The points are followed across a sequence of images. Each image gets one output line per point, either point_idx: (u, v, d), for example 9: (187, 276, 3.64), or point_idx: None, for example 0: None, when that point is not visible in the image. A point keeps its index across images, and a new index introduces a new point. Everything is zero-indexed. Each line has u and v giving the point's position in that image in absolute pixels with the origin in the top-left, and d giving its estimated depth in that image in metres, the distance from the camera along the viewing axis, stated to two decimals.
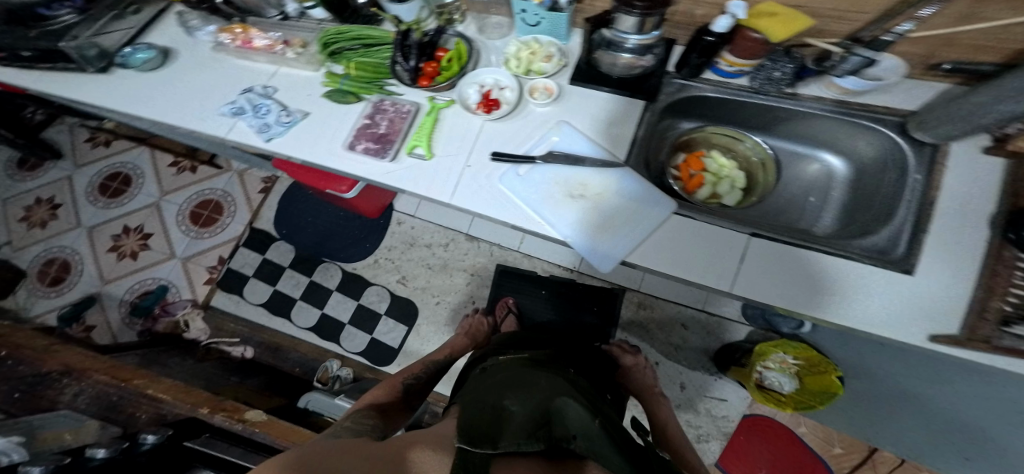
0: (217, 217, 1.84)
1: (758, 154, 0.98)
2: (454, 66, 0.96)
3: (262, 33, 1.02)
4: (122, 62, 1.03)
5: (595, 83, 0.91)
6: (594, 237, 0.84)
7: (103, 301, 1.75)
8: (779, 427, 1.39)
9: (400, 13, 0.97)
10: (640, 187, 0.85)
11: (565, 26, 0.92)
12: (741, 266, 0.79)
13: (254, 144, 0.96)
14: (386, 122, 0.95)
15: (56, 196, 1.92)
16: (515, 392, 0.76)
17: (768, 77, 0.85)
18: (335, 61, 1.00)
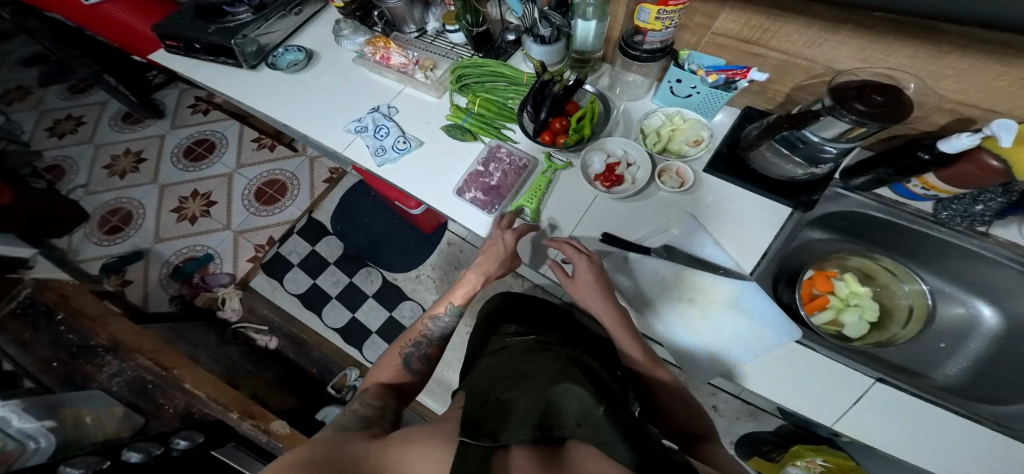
0: (279, 198, 1.82)
1: (903, 299, 0.82)
2: (584, 127, 0.88)
3: (400, 50, 1.07)
4: (273, 62, 1.17)
5: (740, 177, 0.82)
6: (693, 347, 0.72)
7: (149, 259, 1.74)
8: None
9: (540, 55, 0.92)
10: (767, 308, 0.71)
11: (720, 106, 0.84)
12: (852, 407, 0.67)
13: (369, 165, 0.99)
14: (499, 173, 0.91)
15: (144, 151, 1.98)
16: (523, 370, 0.63)
17: (963, 211, 0.72)
18: (461, 92, 1.00)
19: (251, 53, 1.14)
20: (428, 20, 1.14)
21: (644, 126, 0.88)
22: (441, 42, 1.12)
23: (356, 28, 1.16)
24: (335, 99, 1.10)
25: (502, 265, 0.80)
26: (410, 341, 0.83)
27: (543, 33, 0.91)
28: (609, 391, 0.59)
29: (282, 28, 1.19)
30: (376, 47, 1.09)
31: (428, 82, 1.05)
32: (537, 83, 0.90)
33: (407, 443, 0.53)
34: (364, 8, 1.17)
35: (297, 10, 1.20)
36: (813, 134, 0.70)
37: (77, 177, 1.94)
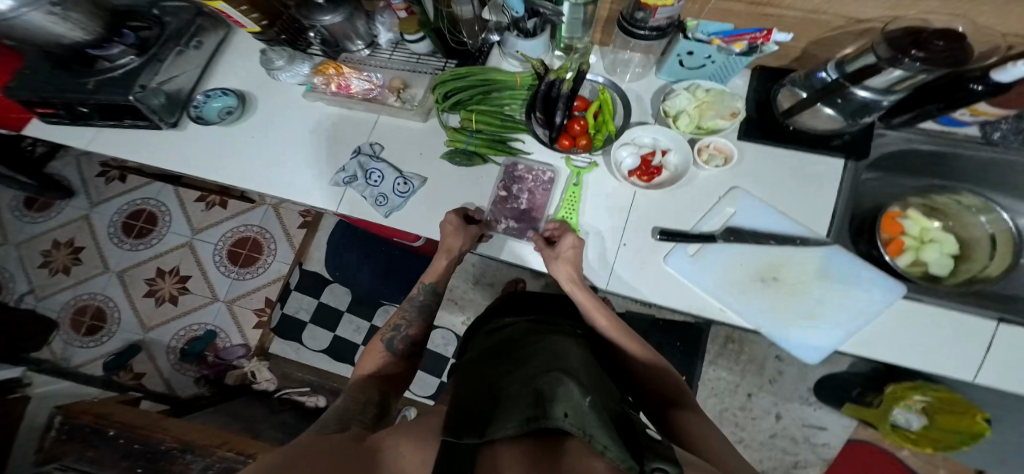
0: (257, 256, 1.67)
1: (984, 229, 0.84)
2: (604, 122, 0.84)
3: (359, 74, 0.91)
4: (197, 114, 0.94)
5: (777, 140, 0.81)
6: (797, 327, 0.76)
7: (151, 348, 1.61)
8: (891, 460, 1.38)
9: (527, 49, 0.82)
10: (851, 268, 0.75)
11: (737, 68, 0.77)
12: (987, 353, 0.72)
13: (372, 217, 0.86)
14: (526, 193, 0.85)
15: (77, 238, 1.70)
16: (514, 365, 0.60)
17: (1013, 130, 0.77)
18: (453, 110, 0.87)
19: (162, 108, 0.89)
20: (377, 32, 0.93)
21: (667, 108, 0.82)
22: (402, 54, 0.95)
23: (292, 56, 0.88)
24: (303, 143, 0.92)
25: (459, 243, 0.79)
26: (392, 326, 0.83)
27: (528, 26, 0.78)
28: (603, 384, 0.59)
29: (187, 68, 0.93)
30: (327, 76, 0.91)
31: (410, 106, 0.89)
32: (543, 86, 0.80)
33: (399, 444, 0.52)
34: (291, 29, 0.94)
35: (198, 42, 0.93)
36: (868, 88, 0.67)
37: (15, 286, 1.66)
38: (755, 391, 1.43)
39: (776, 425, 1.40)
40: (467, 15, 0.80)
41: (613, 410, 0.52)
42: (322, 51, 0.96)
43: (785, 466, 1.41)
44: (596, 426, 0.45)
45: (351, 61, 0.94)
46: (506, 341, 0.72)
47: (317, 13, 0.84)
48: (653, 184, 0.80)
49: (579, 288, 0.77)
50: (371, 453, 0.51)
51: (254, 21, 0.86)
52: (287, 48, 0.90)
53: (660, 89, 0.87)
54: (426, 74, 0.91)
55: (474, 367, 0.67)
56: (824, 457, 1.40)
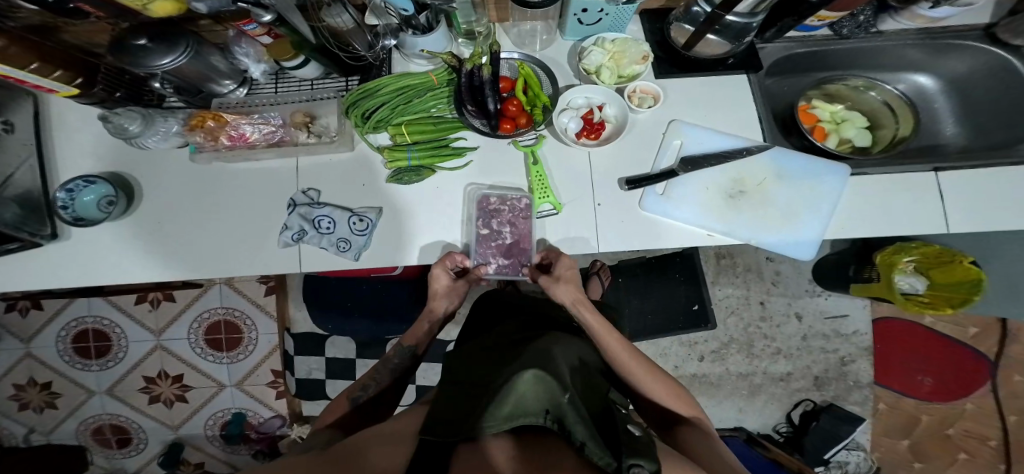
0: (239, 335, 1.62)
1: (876, 99, 1.04)
2: (536, 95, 0.84)
3: (246, 119, 0.84)
4: (71, 213, 0.82)
5: (686, 71, 0.85)
6: (776, 230, 0.81)
7: (192, 442, 1.65)
8: (920, 332, 1.48)
9: (428, 45, 0.79)
10: (804, 163, 0.82)
11: (629, 16, 0.81)
12: (943, 203, 0.80)
13: (344, 264, 0.83)
14: (506, 226, 0.82)
15: (37, 375, 1.61)
16: (490, 363, 0.67)
17: (857, 24, 0.90)
18: (378, 130, 0.84)
19: (21, 218, 0.80)
20: (244, 65, 0.85)
21: (587, 67, 0.81)
22: (287, 84, 0.89)
23: (146, 117, 0.80)
24: (221, 213, 0.85)
25: (451, 296, 0.85)
26: (360, 384, 0.80)
27: (421, 21, 0.75)
28: (582, 379, 0.66)
29: (15, 162, 0.84)
30: (207, 130, 0.82)
31: (329, 138, 0.84)
32: (463, 78, 0.79)
33: (382, 446, 0.56)
34: (123, 82, 0.83)
35: (4, 124, 0.83)
36: (736, 16, 0.73)
37: (12, 431, 1.63)
38: (766, 297, 1.49)
39: (803, 327, 1.47)
40: (348, 25, 0.73)
41: (591, 408, 0.62)
42: (183, 101, 0.86)
43: (835, 364, 1.47)
44: (577, 423, 0.54)
45: (227, 107, 0.87)
46: (480, 346, 0.75)
47: (148, 59, 0.68)
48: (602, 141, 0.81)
49: (587, 309, 0.77)
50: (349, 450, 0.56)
51: (63, 82, 0.74)
52: (137, 107, 0.82)
53: (571, 50, 0.87)
54: (329, 98, 0.87)
55: (456, 361, 0.73)
56: (863, 346, 1.46)
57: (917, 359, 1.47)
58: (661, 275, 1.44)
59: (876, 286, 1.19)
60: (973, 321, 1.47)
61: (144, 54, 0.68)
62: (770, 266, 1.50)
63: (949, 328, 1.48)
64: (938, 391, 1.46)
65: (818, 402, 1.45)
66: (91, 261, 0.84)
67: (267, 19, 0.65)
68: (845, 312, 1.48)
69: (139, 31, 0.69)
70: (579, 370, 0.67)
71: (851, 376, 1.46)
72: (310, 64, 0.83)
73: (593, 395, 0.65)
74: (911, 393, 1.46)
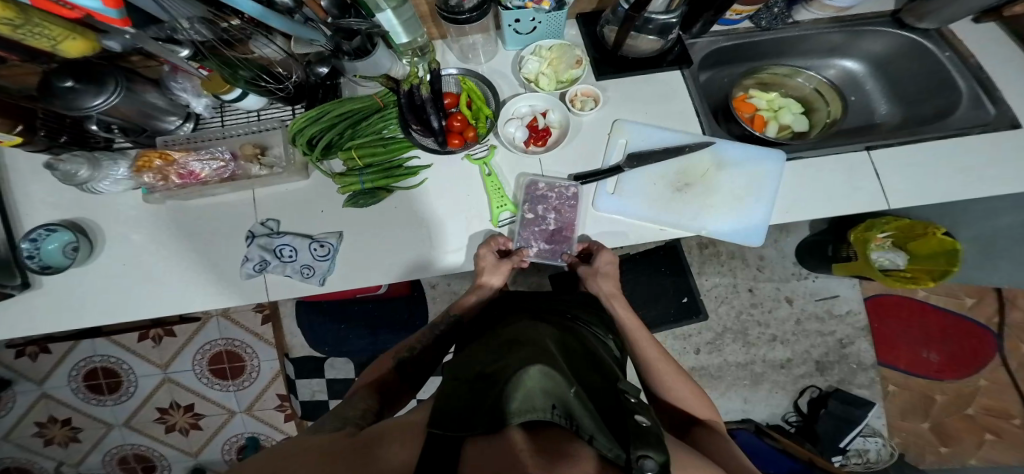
0: (242, 364, 1.65)
1: (806, 86, 1.06)
2: (479, 109, 0.85)
3: (193, 155, 0.86)
4: (35, 264, 0.84)
5: (621, 71, 0.85)
6: (721, 218, 0.81)
7: (213, 467, 1.70)
8: (913, 304, 1.46)
9: (365, 70, 0.77)
10: (743, 150, 0.82)
11: (563, 22, 0.82)
12: (881, 179, 0.80)
13: (311, 290, 0.85)
14: (552, 213, 0.83)
15: (60, 413, 1.67)
16: (487, 359, 0.57)
17: (772, 15, 0.92)
18: (329, 155, 0.85)
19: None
20: (184, 100, 0.88)
21: (526, 75, 0.85)
22: (233, 116, 0.91)
23: (93, 161, 0.82)
24: (197, 247, 0.87)
25: (498, 279, 0.81)
26: (407, 346, 0.80)
27: (352, 48, 0.69)
28: (587, 365, 0.59)
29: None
30: (156, 170, 0.85)
31: (279, 169, 0.85)
32: (403, 98, 0.80)
33: (388, 440, 0.48)
34: (65, 127, 0.83)
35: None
36: (652, 14, 0.75)
37: (43, 466, 1.70)
38: (754, 284, 1.48)
39: (794, 310, 1.45)
40: (278, 55, 0.79)
41: (601, 394, 0.52)
42: (131, 143, 0.87)
43: (834, 347, 1.44)
44: (585, 416, 0.44)
45: (174, 143, 0.88)
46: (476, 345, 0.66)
47: (81, 101, 0.70)
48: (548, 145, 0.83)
49: (620, 302, 0.81)
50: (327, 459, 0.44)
51: (6, 132, 0.74)
52: (83, 152, 0.83)
53: (514, 60, 0.89)
54: (275, 128, 0.89)
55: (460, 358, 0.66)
56: (859, 326, 1.44)
57: (915, 332, 1.45)
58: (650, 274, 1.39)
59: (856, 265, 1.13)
60: (969, 291, 1.44)
61: (73, 96, 0.69)
62: (754, 251, 1.48)
63: (945, 300, 1.45)
64: (947, 367, 1.44)
65: (823, 387, 1.42)
66: (69, 303, 0.86)
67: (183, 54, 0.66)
68: (835, 291, 1.46)
69: (62, 74, 0.70)
70: (588, 369, 0.58)
71: (852, 358, 1.43)
72: (250, 96, 0.81)
73: (606, 379, 0.57)
74: (916, 370, 1.44)
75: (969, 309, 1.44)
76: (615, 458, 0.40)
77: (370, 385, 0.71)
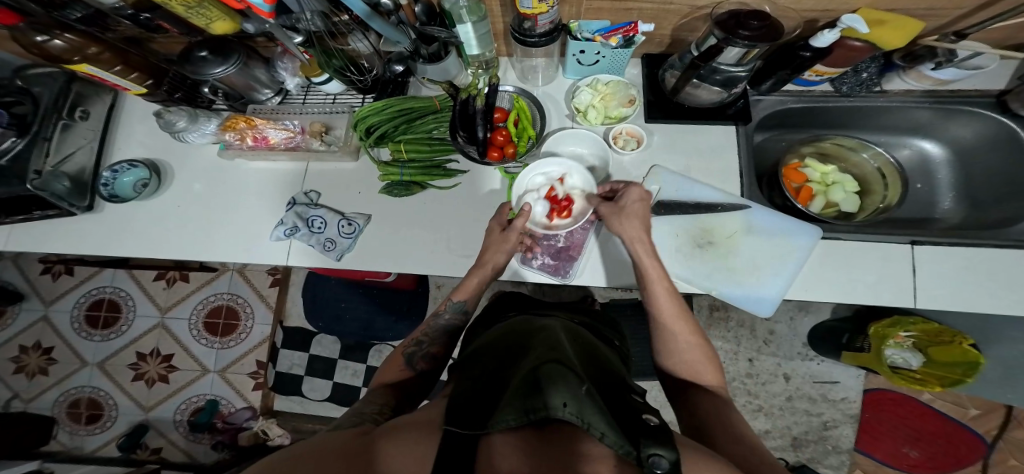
0: (236, 323, 1.70)
1: (870, 163, 1.02)
2: (524, 129, 0.91)
3: (272, 123, 0.89)
4: (108, 192, 0.90)
5: (670, 117, 0.90)
6: (748, 281, 0.82)
7: (158, 425, 1.65)
8: (910, 402, 1.46)
9: (430, 72, 0.86)
10: (777, 219, 0.84)
11: (624, 60, 0.87)
12: (916, 275, 0.80)
13: (326, 262, 0.88)
14: (563, 230, 0.87)
15: (44, 340, 1.71)
16: (509, 359, 0.62)
17: (858, 80, 0.91)
18: (380, 144, 0.90)
19: (69, 192, 0.86)
20: (283, 78, 0.92)
21: (576, 104, 0.89)
22: (315, 97, 0.95)
23: (192, 115, 0.88)
24: (236, 210, 0.91)
25: (506, 252, 0.79)
26: (414, 342, 0.78)
27: (431, 51, 0.81)
28: (600, 368, 0.62)
29: (80, 143, 0.89)
30: (239, 131, 0.89)
31: (334, 148, 0.90)
32: (457, 106, 0.85)
33: (400, 433, 0.51)
34: (184, 86, 0.91)
35: (82, 112, 0.90)
36: (721, 64, 0.78)
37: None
38: (755, 355, 1.52)
39: (786, 387, 1.49)
40: (366, 50, 0.89)
41: (612, 396, 0.54)
42: (228, 105, 0.94)
43: (816, 427, 1.48)
44: (595, 415, 0.46)
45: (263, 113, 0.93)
46: (499, 340, 0.70)
47: (205, 68, 0.79)
48: (576, 216, 0.82)
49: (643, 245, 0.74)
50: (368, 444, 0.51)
51: (136, 83, 0.85)
52: (186, 107, 0.90)
53: (568, 88, 0.95)
54: (345, 113, 0.93)
55: (474, 356, 0.69)
56: (846, 412, 1.47)
57: (903, 425, 1.45)
58: None
59: (869, 356, 1.22)
60: (975, 401, 1.43)
61: (202, 64, 0.78)
62: (765, 325, 1.54)
63: (949, 406, 1.44)
64: (921, 465, 1.43)
65: (790, 461, 1.47)
66: (106, 239, 0.91)
67: (297, 40, 0.78)
68: (835, 378, 1.49)
69: (201, 45, 0.80)
70: (602, 372, 0.61)
71: (830, 441, 1.47)
72: (335, 82, 0.90)
73: (619, 384, 0.59)
74: (891, 462, 1.44)
75: (973, 420, 1.42)
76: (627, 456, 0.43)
77: (386, 388, 0.69)
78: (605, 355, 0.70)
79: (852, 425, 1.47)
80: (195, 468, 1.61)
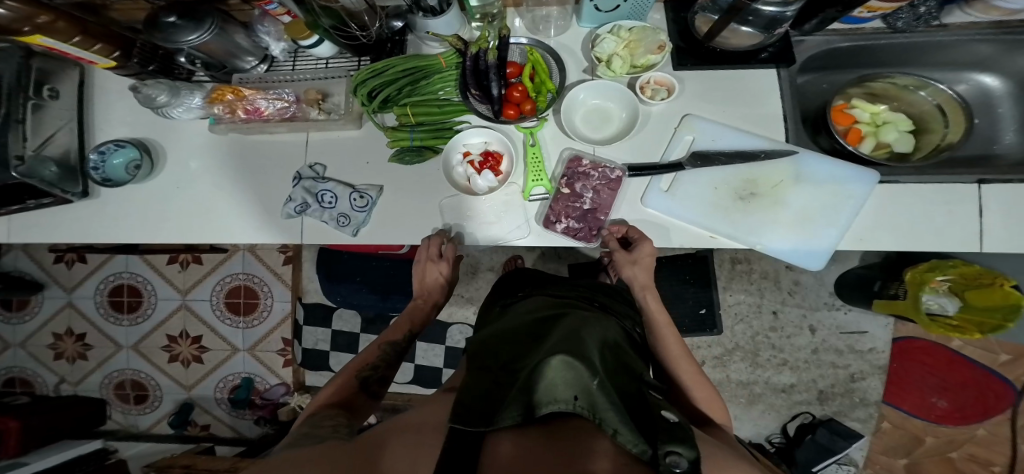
0: (256, 301, 1.70)
1: (928, 102, 0.91)
2: (542, 83, 0.83)
3: (262, 93, 0.84)
4: (101, 176, 0.86)
5: (705, 63, 0.80)
6: (791, 235, 0.77)
7: (202, 403, 1.70)
8: (938, 352, 1.41)
9: (438, 28, 0.77)
10: (829, 164, 0.76)
11: (651, 3, 0.77)
12: (983, 217, 0.73)
13: (343, 238, 0.84)
14: (591, 191, 0.80)
15: (75, 326, 1.75)
16: (523, 347, 0.61)
17: (915, 16, 0.79)
18: (385, 109, 0.83)
19: (59, 177, 0.83)
20: (266, 43, 0.85)
21: (598, 55, 0.78)
22: (306, 62, 0.88)
23: (173, 88, 0.83)
24: (239, 190, 0.87)
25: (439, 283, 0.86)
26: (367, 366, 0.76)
27: (430, 4, 0.72)
28: (616, 359, 0.61)
29: (57, 123, 0.85)
30: (227, 103, 0.84)
31: (336, 116, 0.84)
32: (468, 62, 0.77)
33: (400, 438, 0.51)
34: (156, 57, 0.86)
35: (50, 90, 0.84)
36: (765, 5, 0.66)
37: (45, 379, 1.76)
38: (779, 307, 1.48)
39: (814, 340, 1.45)
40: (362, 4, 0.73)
41: (625, 393, 0.54)
42: (210, 76, 0.87)
43: (843, 380, 1.45)
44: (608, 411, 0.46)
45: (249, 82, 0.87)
46: (515, 325, 0.70)
47: (179, 35, 0.72)
48: (507, 174, 0.82)
49: (653, 295, 0.80)
50: (367, 447, 0.51)
51: (102, 55, 0.79)
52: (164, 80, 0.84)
53: (586, 38, 0.85)
54: (340, 78, 0.86)
55: (484, 344, 0.69)
56: (875, 363, 1.44)
57: (928, 375, 1.41)
58: (674, 282, 1.47)
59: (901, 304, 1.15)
60: (1008, 348, 1.37)
61: (174, 31, 0.71)
62: (789, 275, 1.48)
63: (978, 353, 1.39)
64: (951, 415, 1.41)
65: (817, 415, 1.46)
66: (118, 227, 0.89)
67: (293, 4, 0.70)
68: (863, 328, 1.44)
69: (170, 9, 0.72)
70: (618, 365, 0.60)
71: (857, 393, 1.44)
72: (327, 44, 0.82)
73: (637, 380, 0.58)
74: (918, 414, 1.42)
75: (1003, 366, 1.37)
76: (641, 454, 0.43)
77: (331, 404, 0.67)
78: (624, 345, 0.67)
79: (879, 375, 1.43)
80: (245, 441, 1.66)
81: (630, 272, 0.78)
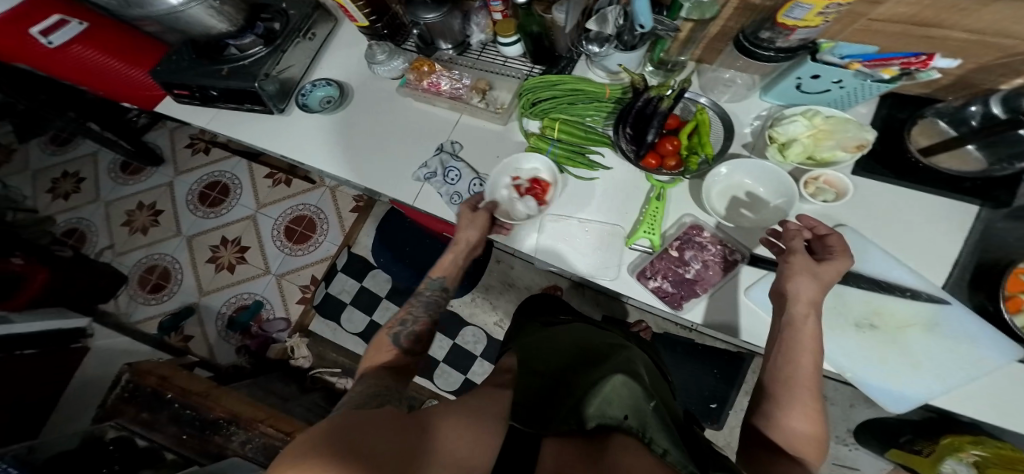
0: (311, 234, 1.80)
1: None
2: (700, 143, 0.82)
3: (446, 72, 0.92)
4: (304, 102, 0.98)
5: (900, 177, 0.80)
6: (906, 382, 0.71)
7: (201, 313, 1.75)
8: None
9: (623, 61, 0.83)
10: (973, 324, 0.70)
11: (866, 95, 0.74)
12: None
13: (446, 215, 0.87)
14: (699, 263, 0.79)
15: (158, 203, 1.92)
16: (577, 360, 0.63)
17: None
18: (537, 117, 0.88)
19: (275, 94, 0.94)
20: (470, 32, 0.94)
21: (777, 133, 0.78)
22: (490, 56, 0.96)
23: (392, 52, 0.94)
24: (352, 141, 0.95)
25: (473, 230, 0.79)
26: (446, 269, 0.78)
27: (629, 39, 0.79)
28: (669, 394, 0.61)
29: (300, 60, 0.99)
30: (419, 73, 0.92)
31: (491, 109, 0.90)
32: (638, 103, 0.82)
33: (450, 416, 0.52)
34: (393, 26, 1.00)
35: (311, 34, 1.00)
36: None
37: (97, 241, 1.88)
38: None
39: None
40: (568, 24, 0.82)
41: (679, 423, 0.54)
42: (416, 47, 0.98)
43: None
44: (659, 432, 0.47)
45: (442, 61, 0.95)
46: (569, 337, 0.71)
47: (419, 11, 0.84)
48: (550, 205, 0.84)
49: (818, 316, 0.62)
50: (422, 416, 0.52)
51: (364, 16, 0.92)
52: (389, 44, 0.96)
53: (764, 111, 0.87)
54: (511, 77, 0.93)
55: (529, 351, 0.70)
56: None
57: None
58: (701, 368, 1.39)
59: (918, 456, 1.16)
60: None
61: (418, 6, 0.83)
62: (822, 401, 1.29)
63: None
64: None
65: None
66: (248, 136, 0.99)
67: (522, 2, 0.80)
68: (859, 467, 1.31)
69: None
70: (672, 402, 0.60)
71: None
72: (518, 46, 0.90)
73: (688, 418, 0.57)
74: None
75: None
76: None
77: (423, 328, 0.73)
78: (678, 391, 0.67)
79: None
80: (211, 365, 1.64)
81: (801, 280, 0.63)
